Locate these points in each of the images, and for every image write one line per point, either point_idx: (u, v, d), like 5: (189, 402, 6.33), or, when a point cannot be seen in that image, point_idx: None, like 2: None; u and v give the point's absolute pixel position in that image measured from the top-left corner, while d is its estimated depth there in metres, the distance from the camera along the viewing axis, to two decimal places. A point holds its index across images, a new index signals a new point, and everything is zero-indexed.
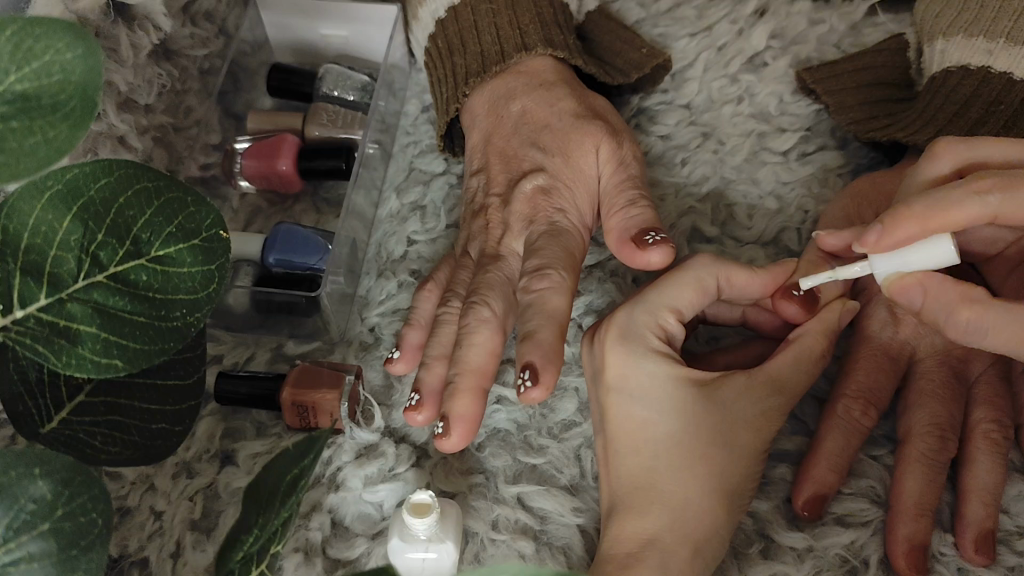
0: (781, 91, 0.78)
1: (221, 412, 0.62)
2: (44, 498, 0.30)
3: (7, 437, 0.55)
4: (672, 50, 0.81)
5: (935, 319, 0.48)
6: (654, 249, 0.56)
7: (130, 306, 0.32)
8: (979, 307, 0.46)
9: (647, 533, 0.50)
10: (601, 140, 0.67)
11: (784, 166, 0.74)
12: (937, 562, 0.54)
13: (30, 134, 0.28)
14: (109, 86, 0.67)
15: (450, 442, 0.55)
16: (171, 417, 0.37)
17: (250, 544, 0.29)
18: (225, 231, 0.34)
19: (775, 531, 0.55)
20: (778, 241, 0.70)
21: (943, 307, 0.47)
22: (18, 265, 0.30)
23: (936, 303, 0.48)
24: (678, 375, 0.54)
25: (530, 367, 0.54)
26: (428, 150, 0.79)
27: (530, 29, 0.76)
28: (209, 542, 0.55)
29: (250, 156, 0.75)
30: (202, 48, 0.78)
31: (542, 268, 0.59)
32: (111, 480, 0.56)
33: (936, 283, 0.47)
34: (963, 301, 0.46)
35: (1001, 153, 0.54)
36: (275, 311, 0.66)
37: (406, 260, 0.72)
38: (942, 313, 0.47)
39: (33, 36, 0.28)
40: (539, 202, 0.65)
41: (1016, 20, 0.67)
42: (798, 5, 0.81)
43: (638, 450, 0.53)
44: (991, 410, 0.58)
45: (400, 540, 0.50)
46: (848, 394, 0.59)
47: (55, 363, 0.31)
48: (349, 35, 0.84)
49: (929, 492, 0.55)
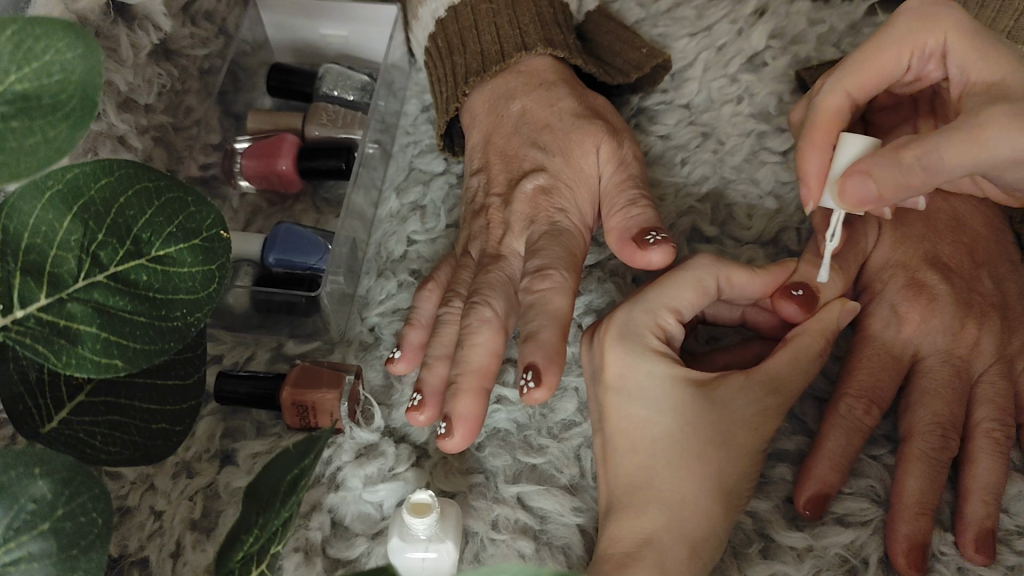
0: (781, 91, 0.78)
1: (222, 412, 0.62)
2: (44, 498, 0.30)
3: (7, 436, 0.55)
4: (672, 50, 0.81)
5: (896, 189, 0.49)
6: (654, 248, 0.56)
7: (131, 305, 0.32)
8: (914, 145, 0.48)
9: (645, 533, 0.50)
10: (601, 140, 0.67)
11: (784, 166, 0.74)
12: (937, 561, 0.54)
13: (30, 134, 0.28)
14: (109, 86, 0.67)
15: (452, 441, 0.55)
16: (171, 417, 0.37)
17: (251, 544, 0.29)
18: (226, 231, 0.34)
19: (775, 531, 0.55)
20: (778, 241, 0.70)
21: (888, 168, 0.48)
22: (18, 265, 0.30)
23: (892, 181, 0.48)
24: (677, 374, 0.54)
25: (533, 367, 0.54)
26: (428, 150, 0.79)
27: (529, 28, 0.76)
28: (209, 541, 0.55)
29: (251, 156, 0.75)
30: (201, 48, 0.78)
31: (545, 267, 0.59)
32: (111, 480, 0.56)
33: (865, 167, 0.49)
34: (897, 151, 0.48)
35: (873, 54, 0.59)
36: (275, 311, 0.66)
37: (406, 260, 0.72)
38: (893, 168, 0.48)
39: (34, 36, 0.28)
40: (539, 202, 0.65)
41: (1016, 20, 0.70)
42: (798, 5, 0.81)
43: (636, 450, 0.53)
44: (992, 409, 0.58)
45: (400, 539, 0.50)
46: (849, 394, 0.59)
47: (55, 363, 0.31)
48: (349, 35, 0.84)
49: (930, 491, 0.55)
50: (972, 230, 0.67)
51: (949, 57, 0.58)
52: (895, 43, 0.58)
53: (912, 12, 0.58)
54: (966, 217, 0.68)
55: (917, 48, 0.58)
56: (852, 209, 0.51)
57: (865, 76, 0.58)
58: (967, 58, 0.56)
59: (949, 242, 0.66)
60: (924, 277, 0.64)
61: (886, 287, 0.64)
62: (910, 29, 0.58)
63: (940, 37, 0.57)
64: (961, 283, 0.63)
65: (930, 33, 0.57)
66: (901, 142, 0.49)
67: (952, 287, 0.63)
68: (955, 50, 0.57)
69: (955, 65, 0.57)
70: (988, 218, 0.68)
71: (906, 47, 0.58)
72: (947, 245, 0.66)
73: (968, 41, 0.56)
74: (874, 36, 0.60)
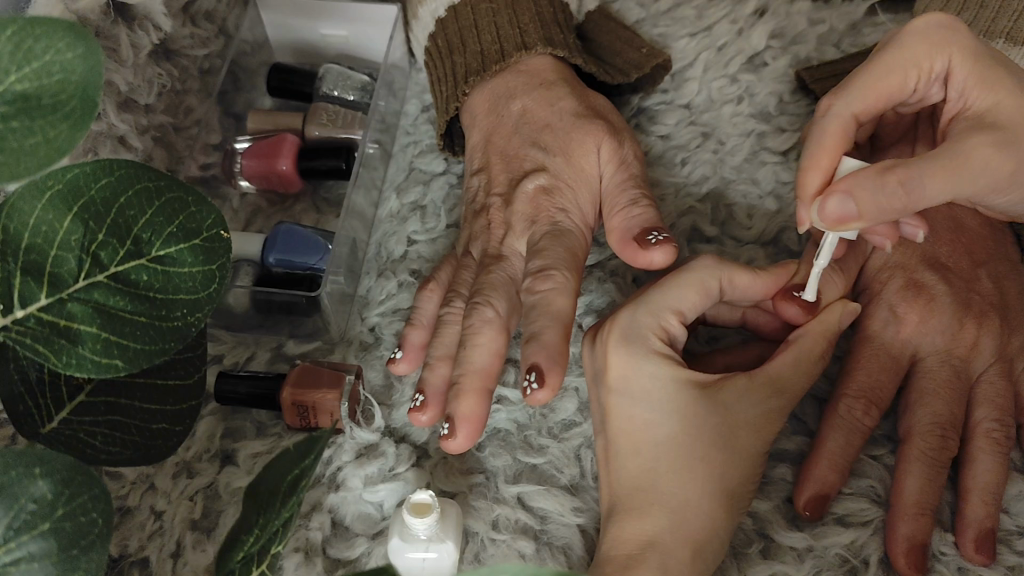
0: (781, 91, 0.78)
1: (222, 412, 0.62)
2: (44, 498, 0.30)
3: (7, 436, 0.55)
4: (672, 50, 0.81)
5: (879, 211, 0.48)
6: (655, 248, 0.56)
7: (131, 305, 0.32)
8: (899, 170, 0.48)
9: (646, 535, 0.50)
10: (602, 139, 0.67)
11: (784, 166, 0.74)
12: (937, 562, 0.54)
13: (30, 134, 0.28)
14: (109, 86, 0.67)
15: (455, 443, 0.55)
16: (171, 417, 0.37)
17: (251, 544, 0.29)
18: (226, 231, 0.33)
19: (775, 531, 0.55)
20: (778, 241, 0.70)
21: (873, 189, 0.48)
22: (19, 265, 0.30)
23: (872, 202, 0.48)
24: (678, 376, 0.54)
25: (535, 368, 0.54)
26: (428, 150, 0.79)
27: (529, 28, 0.76)
28: (209, 541, 0.55)
29: (251, 156, 0.75)
30: (202, 49, 0.78)
31: (547, 268, 0.59)
32: (111, 480, 0.56)
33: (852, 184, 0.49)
34: (882, 173, 0.48)
35: (878, 74, 0.58)
36: (275, 311, 0.66)
37: (406, 260, 0.72)
38: (877, 190, 0.48)
39: (33, 36, 0.28)
40: (540, 202, 0.65)
41: (1016, 20, 0.70)
42: (798, 5, 0.81)
43: (638, 451, 0.53)
44: (992, 410, 0.58)
45: (400, 540, 0.50)
46: (849, 393, 0.59)
47: (55, 363, 0.31)
48: (349, 35, 0.84)
49: (929, 492, 0.55)
50: (972, 230, 0.67)
51: (952, 79, 0.58)
52: (903, 61, 0.58)
53: (921, 33, 0.58)
54: (966, 218, 0.68)
55: (924, 69, 0.58)
56: (830, 229, 0.51)
57: (869, 97, 0.58)
58: (970, 84, 0.57)
59: (949, 243, 0.66)
60: (923, 278, 0.64)
61: (886, 287, 0.64)
62: (919, 50, 0.58)
63: (946, 59, 0.57)
64: (959, 284, 0.63)
65: (937, 55, 0.58)
66: (886, 164, 0.49)
67: (951, 288, 0.63)
68: (960, 73, 0.57)
69: (956, 88, 0.58)
70: (988, 219, 0.68)
71: (914, 68, 0.58)
72: (946, 246, 0.66)
73: (974, 66, 0.57)
74: (878, 55, 0.59)
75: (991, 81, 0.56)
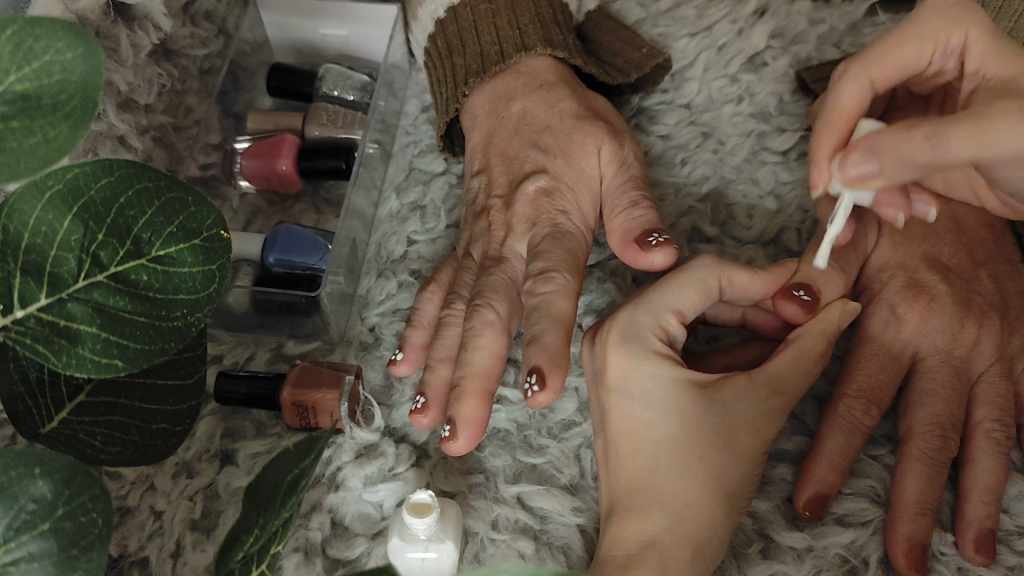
0: (781, 91, 0.78)
1: (221, 412, 0.62)
2: (44, 498, 0.30)
3: (7, 436, 0.55)
4: (672, 50, 0.81)
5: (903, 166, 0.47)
6: (656, 250, 0.56)
7: (130, 305, 0.32)
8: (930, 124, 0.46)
9: (646, 535, 0.50)
10: (602, 140, 0.67)
11: (784, 166, 0.74)
12: (937, 562, 0.54)
13: (29, 134, 0.28)
14: (109, 86, 0.67)
15: (457, 444, 0.55)
16: (171, 417, 0.37)
17: (251, 544, 0.29)
18: (225, 231, 0.33)
19: (775, 531, 0.55)
20: (778, 241, 0.70)
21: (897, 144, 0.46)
22: (18, 265, 0.30)
23: (895, 157, 0.47)
24: (678, 376, 0.54)
25: (537, 370, 0.54)
26: (428, 150, 0.79)
27: (529, 29, 0.76)
28: (208, 541, 0.55)
29: (250, 156, 0.75)
30: (202, 48, 0.79)
31: (547, 270, 0.59)
32: (111, 480, 0.56)
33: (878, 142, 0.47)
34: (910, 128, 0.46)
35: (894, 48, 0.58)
36: (275, 311, 0.66)
37: (406, 260, 0.72)
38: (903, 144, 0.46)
39: (34, 36, 0.28)
40: (541, 204, 0.65)
41: (1017, 20, 0.70)
42: (798, 5, 0.81)
43: (638, 451, 0.53)
44: (992, 410, 0.58)
45: (399, 540, 0.50)
46: (849, 394, 0.59)
47: (55, 363, 0.31)
48: (349, 35, 0.84)
49: (929, 492, 0.55)
50: (973, 230, 0.67)
51: (968, 55, 0.58)
52: (919, 35, 0.58)
53: (938, 8, 0.58)
54: (966, 218, 0.67)
55: (941, 42, 0.58)
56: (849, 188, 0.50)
57: (886, 68, 0.58)
58: (986, 58, 0.57)
59: (949, 244, 0.66)
60: (923, 278, 0.64)
61: (887, 287, 0.64)
62: (936, 23, 0.57)
63: (963, 34, 0.57)
64: (959, 283, 0.63)
65: (954, 29, 0.57)
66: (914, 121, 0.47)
67: (951, 288, 0.63)
68: (977, 47, 0.57)
69: (972, 64, 0.58)
70: (988, 219, 0.68)
71: (930, 41, 0.58)
72: (947, 245, 0.66)
73: (991, 40, 0.57)
74: (898, 29, 0.59)
75: (1008, 54, 0.56)
